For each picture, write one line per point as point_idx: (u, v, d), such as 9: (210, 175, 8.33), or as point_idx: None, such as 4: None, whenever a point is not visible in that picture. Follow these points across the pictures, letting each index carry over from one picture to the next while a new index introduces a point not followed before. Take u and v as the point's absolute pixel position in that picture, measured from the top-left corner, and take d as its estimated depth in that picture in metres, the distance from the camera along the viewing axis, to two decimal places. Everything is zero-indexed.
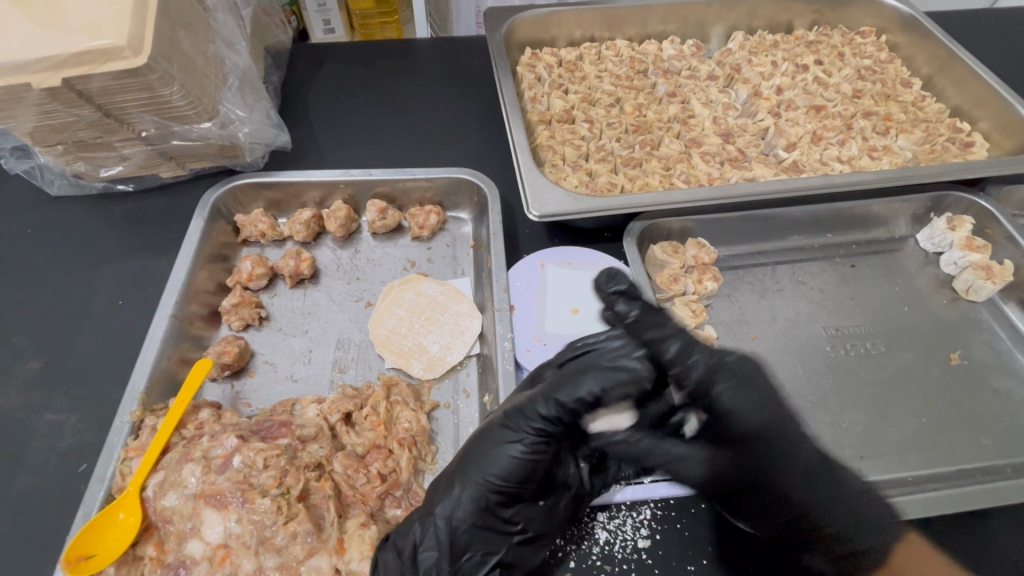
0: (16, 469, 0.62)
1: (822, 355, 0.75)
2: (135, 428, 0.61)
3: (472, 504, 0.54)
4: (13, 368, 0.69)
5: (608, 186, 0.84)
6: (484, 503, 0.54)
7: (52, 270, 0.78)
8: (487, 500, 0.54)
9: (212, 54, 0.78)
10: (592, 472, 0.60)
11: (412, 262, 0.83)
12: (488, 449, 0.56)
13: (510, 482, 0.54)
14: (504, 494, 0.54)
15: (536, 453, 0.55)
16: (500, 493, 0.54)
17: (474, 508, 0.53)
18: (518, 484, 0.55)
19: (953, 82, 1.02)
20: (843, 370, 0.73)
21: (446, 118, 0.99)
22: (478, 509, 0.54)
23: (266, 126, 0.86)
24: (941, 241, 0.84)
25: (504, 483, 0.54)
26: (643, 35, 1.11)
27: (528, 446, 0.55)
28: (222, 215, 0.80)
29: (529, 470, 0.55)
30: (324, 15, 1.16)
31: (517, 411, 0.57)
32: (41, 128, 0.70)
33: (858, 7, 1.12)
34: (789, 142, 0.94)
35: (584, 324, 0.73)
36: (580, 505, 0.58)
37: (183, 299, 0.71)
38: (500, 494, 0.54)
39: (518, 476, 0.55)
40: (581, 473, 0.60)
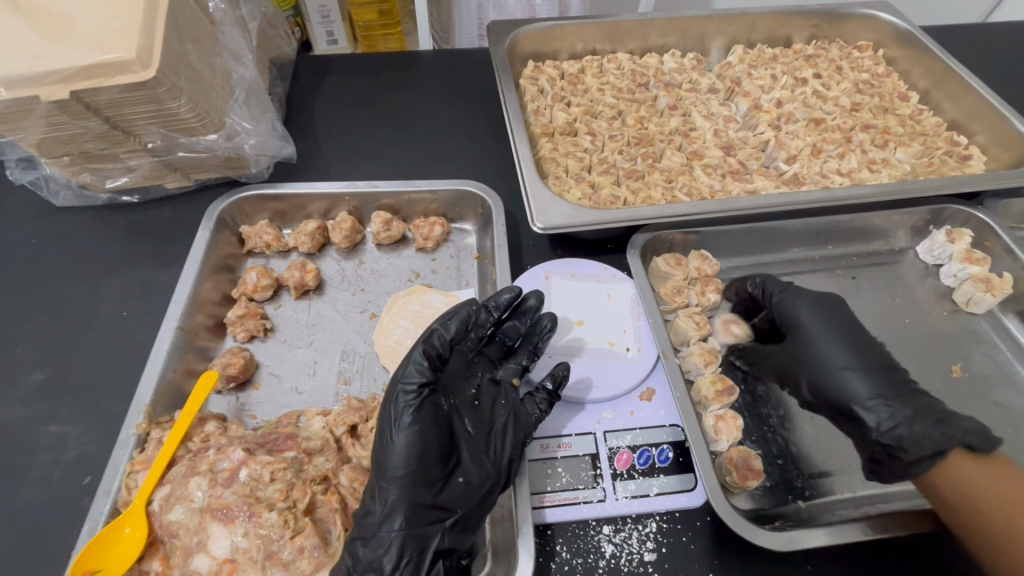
0: (20, 482, 0.61)
1: None
2: (141, 441, 0.61)
3: (391, 502, 0.52)
4: (17, 380, 0.68)
5: (611, 200, 0.85)
6: (401, 503, 0.52)
7: (58, 281, 0.78)
8: (405, 499, 0.52)
9: (219, 67, 0.79)
10: (499, 452, 0.58)
11: (416, 273, 0.83)
12: (383, 448, 0.54)
13: (414, 468, 0.53)
14: (416, 485, 0.53)
15: (421, 432, 0.54)
16: (417, 484, 0.53)
17: (398, 508, 0.52)
18: (425, 469, 0.53)
19: (950, 96, 1.03)
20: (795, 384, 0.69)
21: (450, 129, 1.00)
22: (396, 505, 0.52)
23: (271, 138, 0.87)
24: (941, 254, 0.85)
25: (409, 472, 0.53)
26: (644, 48, 1.13)
27: (404, 436, 0.53)
28: (227, 225, 0.81)
29: (428, 453, 0.54)
30: (328, 27, 1.17)
31: (389, 405, 0.55)
32: (48, 140, 0.70)
33: (855, 21, 1.13)
34: (790, 155, 0.95)
35: (589, 335, 0.73)
36: (497, 485, 0.57)
37: (189, 310, 0.71)
38: (414, 488, 0.53)
39: (411, 466, 0.53)
40: (490, 456, 0.58)
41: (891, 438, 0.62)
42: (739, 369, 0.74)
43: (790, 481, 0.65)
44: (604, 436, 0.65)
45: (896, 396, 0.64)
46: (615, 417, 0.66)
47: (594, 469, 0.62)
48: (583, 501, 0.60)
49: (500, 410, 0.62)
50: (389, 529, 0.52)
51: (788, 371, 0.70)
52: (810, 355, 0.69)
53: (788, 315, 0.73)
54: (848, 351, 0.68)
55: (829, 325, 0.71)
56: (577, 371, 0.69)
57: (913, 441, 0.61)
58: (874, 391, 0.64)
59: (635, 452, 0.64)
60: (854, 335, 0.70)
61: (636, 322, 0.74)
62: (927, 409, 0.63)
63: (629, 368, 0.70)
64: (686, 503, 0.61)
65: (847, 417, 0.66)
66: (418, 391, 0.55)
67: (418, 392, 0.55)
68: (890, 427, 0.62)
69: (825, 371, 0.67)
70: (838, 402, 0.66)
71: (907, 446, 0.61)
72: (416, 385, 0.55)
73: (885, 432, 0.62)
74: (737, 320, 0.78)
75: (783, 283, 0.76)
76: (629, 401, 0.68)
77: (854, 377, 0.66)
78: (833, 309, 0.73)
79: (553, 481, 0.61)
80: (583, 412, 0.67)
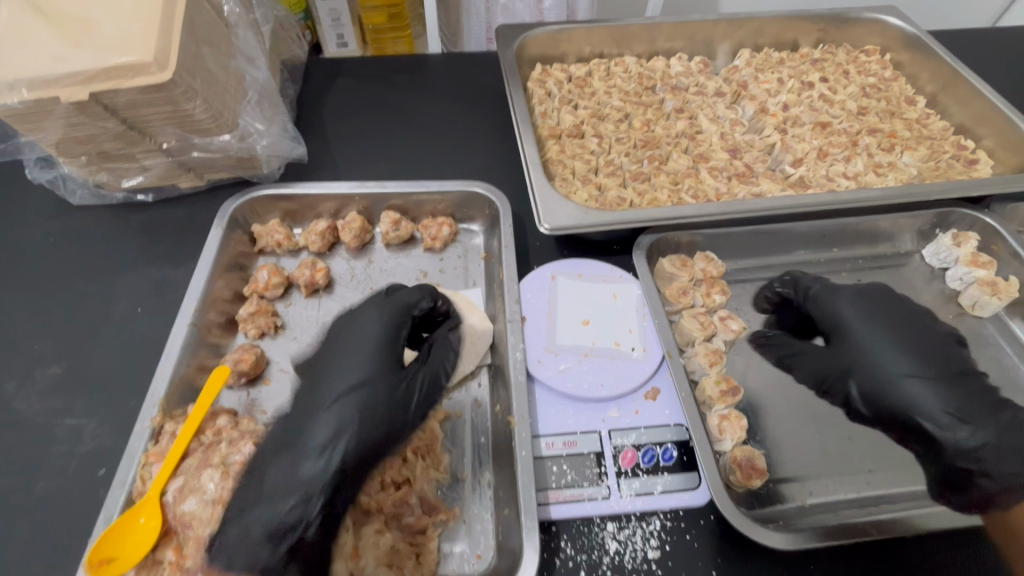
0: (37, 473, 0.63)
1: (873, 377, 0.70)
2: (155, 434, 0.62)
3: (299, 457, 0.54)
4: (35, 372, 0.70)
5: (617, 201, 0.87)
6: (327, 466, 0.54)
7: (73, 277, 0.79)
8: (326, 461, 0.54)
9: (233, 69, 0.81)
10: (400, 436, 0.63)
11: (424, 272, 0.84)
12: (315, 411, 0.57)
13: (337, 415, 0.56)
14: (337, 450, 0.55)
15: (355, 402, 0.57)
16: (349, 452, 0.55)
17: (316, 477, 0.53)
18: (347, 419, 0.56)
19: (957, 101, 1.03)
20: (871, 386, 0.69)
21: (457, 131, 1.01)
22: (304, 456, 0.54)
23: (283, 139, 0.88)
24: (947, 257, 0.85)
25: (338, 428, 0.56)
26: (651, 52, 1.14)
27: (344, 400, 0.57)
28: (239, 224, 0.82)
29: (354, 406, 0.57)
30: (338, 30, 1.19)
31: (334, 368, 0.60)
32: (66, 140, 0.72)
33: (862, 26, 1.14)
34: (796, 158, 0.95)
35: (595, 335, 0.74)
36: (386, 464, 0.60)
37: (201, 307, 0.72)
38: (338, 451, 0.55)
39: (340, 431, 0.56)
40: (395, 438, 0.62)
41: (971, 458, 0.63)
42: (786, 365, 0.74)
43: (795, 482, 0.65)
44: (609, 434, 0.66)
45: (970, 407, 0.66)
46: (620, 416, 0.67)
47: (599, 466, 0.63)
48: (587, 498, 0.61)
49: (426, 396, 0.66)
50: (292, 484, 0.52)
51: (833, 373, 0.71)
52: (860, 357, 0.72)
53: (832, 315, 0.76)
54: (905, 354, 0.71)
55: (880, 325, 0.74)
56: (581, 370, 0.70)
57: (998, 462, 0.63)
58: (942, 401, 0.67)
59: (640, 451, 0.64)
60: (920, 342, 0.72)
61: (642, 323, 0.75)
62: (1011, 424, 0.65)
63: (634, 368, 0.70)
64: (689, 501, 0.61)
65: (915, 429, 0.67)
66: (374, 345, 0.62)
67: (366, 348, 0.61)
68: (973, 445, 0.64)
69: (880, 374, 0.70)
70: (900, 412, 0.67)
71: (994, 474, 0.62)
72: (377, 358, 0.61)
73: (962, 451, 0.64)
74: (733, 316, 0.76)
75: (823, 282, 0.80)
76: (634, 401, 0.68)
77: (921, 385, 0.68)
78: (886, 302, 0.76)
79: (558, 479, 0.62)
80: (588, 411, 0.68)
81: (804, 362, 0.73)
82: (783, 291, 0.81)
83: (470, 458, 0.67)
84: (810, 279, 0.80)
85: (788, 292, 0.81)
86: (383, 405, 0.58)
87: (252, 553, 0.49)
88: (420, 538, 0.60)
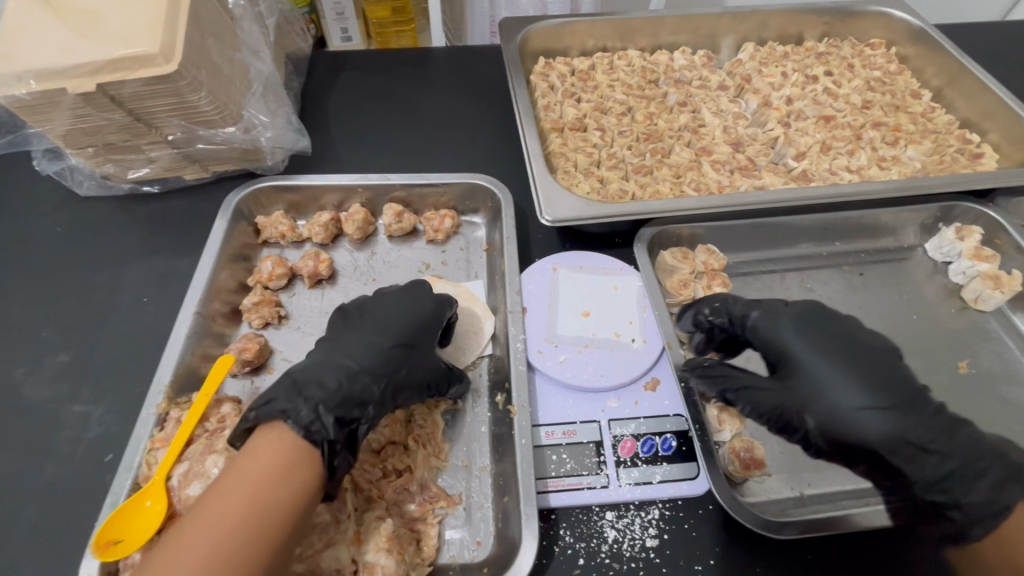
0: (45, 458, 0.64)
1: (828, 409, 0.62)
2: (160, 420, 0.63)
3: (356, 375, 0.60)
4: (43, 360, 0.71)
5: (618, 194, 0.87)
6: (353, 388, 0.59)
7: (80, 267, 0.80)
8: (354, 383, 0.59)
9: (238, 62, 0.82)
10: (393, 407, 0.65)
11: (427, 264, 0.85)
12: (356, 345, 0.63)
13: (390, 359, 0.63)
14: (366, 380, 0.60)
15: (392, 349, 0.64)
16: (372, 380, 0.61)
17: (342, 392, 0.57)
18: (396, 365, 0.63)
19: (963, 94, 1.02)
20: (826, 419, 0.61)
21: (460, 124, 1.01)
22: (361, 376, 0.60)
23: (287, 131, 0.89)
24: (950, 251, 0.85)
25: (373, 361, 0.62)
26: (655, 45, 1.13)
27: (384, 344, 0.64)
28: (243, 216, 0.83)
29: (402, 358, 0.64)
30: (342, 24, 1.19)
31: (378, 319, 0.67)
32: (74, 131, 0.73)
33: (868, 20, 1.13)
34: (799, 151, 0.95)
35: (595, 327, 0.74)
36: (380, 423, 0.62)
37: (206, 297, 0.73)
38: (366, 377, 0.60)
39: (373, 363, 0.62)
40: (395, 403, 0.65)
41: (940, 490, 0.58)
42: (736, 400, 0.65)
43: (794, 471, 0.65)
44: (609, 424, 0.66)
45: (931, 431, 0.59)
46: (619, 407, 0.68)
47: (599, 455, 0.64)
48: (586, 487, 0.61)
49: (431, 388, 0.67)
50: (347, 390, 0.58)
51: (785, 410, 0.63)
52: (809, 392, 0.63)
53: (775, 344, 0.67)
54: (857, 383, 0.62)
55: (827, 352, 0.65)
56: (581, 360, 0.70)
57: (967, 492, 0.57)
58: (903, 432, 0.59)
59: (639, 440, 0.65)
60: (868, 364, 0.64)
61: (642, 314, 0.75)
62: (971, 443, 0.59)
63: (634, 359, 0.71)
64: (688, 491, 0.62)
65: (878, 463, 0.60)
66: (425, 308, 0.69)
67: (419, 313, 0.68)
68: (940, 477, 0.58)
69: (834, 410, 0.61)
70: (861, 447, 0.60)
71: (966, 506, 0.57)
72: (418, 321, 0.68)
73: (930, 484, 0.58)
74: None
75: (759, 305, 0.70)
76: (634, 391, 0.69)
77: (878, 417, 0.60)
78: (827, 324, 0.67)
79: (557, 467, 0.63)
80: (588, 401, 0.68)
81: (758, 397, 0.64)
82: (714, 320, 0.72)
83: (470, 446, 0.67)
84: (739, 306, 0.71)
85: (720, 322, 0.72)
86: (407, 363, 0.64)
87: (321, 431, 0.53)
88: (419, 525, 0.60)
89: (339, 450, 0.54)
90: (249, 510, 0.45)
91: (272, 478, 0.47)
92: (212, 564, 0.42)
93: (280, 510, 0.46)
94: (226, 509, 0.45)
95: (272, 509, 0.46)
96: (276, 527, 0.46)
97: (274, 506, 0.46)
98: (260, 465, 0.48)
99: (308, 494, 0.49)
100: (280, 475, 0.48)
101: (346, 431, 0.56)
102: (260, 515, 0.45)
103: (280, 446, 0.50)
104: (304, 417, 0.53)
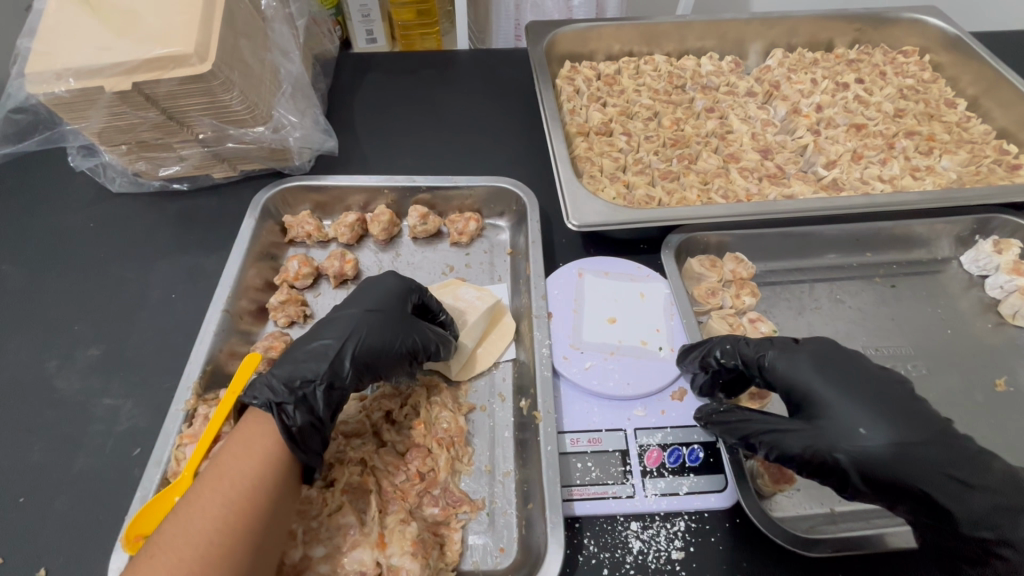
0: (76, 450, 0.65)
1: (867, 448, 0.53)
2: (189, 416, 0.64)
3: (313, 348, 0.62)
4: (75, 353, 0.72)
5: (645, 200, 0.86)
6: (310, 360, 0.62)
7: (111, 262, 0.82)
8: (309, 356, 0.62)
9: (269, 62, 0.83)
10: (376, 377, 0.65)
11: (451, 266, 0.85)
12: (322, 325, 0.66)
13: (348, 324, 0.65)
14: (321, 353, 0.62)
15: (351, 321, 0.65)
16: (328, 352, 0.62)
17: (293, 364, 0.61)
18: (354, 328, 0.64)
19: (1000, 104, 1.00)
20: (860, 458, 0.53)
21: (485, 128, 1.01)
22: (316, 346, 0.63)
23: (314, 132, 0.90)
24: (987, 264, 0.83)
25: (329, 334, 0.64)
26: (681, 50, 1.13)
27: (344, 319, 0.66)
28: (271, 215, 0.84)
29: (360, 327, 0.64)
30: (368, 25, 1.20)
31: (350, 300, 0.69)
32: (109, 129, 0.74)
33: (900, 26, 1.11)
34: (829, 160, 0.93)
35: (621, 334, 0.73)
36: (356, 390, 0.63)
37: (234, 294, 0.73)
38: (321, 349, 0.62)
39: (331, 335, 0.64)
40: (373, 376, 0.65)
41: (988, 527, 0.51)
42: (759, 446, 0.57)
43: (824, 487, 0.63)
44: (635, 433, 0.65)
45: (971, 463, 0.52)
46: (645, 416, 0.67)
47: (624, 465, 0.63)
48: (611, 496, 0.61)
49: (417, 355, 0.67)
50: (298, 362, 0.61)
51: (815, 450, 0.54)
52: (838, 431, 0.55)
53: (796, 384, 0.60)
54: (888, 419, 0.54)
55: (849, 388, 0.57)
56: (607, 367, 0.70)
57: (1016, 527, 0.51)
58: (948, 467, 0.52)
59: (666, 450, 0.64)
60: (892, 395, 0.56)
61: (669, 322, 0.74)
62: (1008, 474, 0.53)
63: (662, 367, 0.70)
64: (715, 503, 0.60)
65: (924, 505, 0.53)
66: (393, 285, 0.70)
67: (387, 287, 0.70)
68: (986, 513, 0.51)
69: (869, 449, 0.53)
70: (909, 489, 0.52)
71: (1018, 543, 0.50)
72: (382, 295, 0.68)
73: (975, 522, 0.51)
74: (763, 319, 0.76)
75: (771, 342, 0.64)
76: (661, 400, 0.68)
77: (916, 452, 0.52)
78: (847, 358, 0.60)
79: (583, 476, 0.62)
80: (614, 409, 0.67)
81: (784, 441, 0.56)
82: (726, 362, 0.64)
83: (495, 452, 0.67)
84: (751, 346, 0.64)
85: (731, 364, 0.64)
86: (367, 330, 0.64)
87: (268, 397, 0.58)
88: (443, 530, 0.61)
89: (290, 411, 0.57)
90: (219, 487, 0.50)
91: (236, 454, 0.53)
92: (189, 536, 0.46)
93: (248, 480, 0.51)
94: (199, 490, 0.49)
95: (241, 481, 0.51)
96: (248, 496, 0.50)
97: (242, 476, 0.51)
98: (227, 450, 0.53)
99: (275, 465, 0.54)
100: (243, 454, 0.53)
101: (300, 394, 0.59)
102: (231, 490, 0.50)
103: (244, 431, 0.56)
104: (259, 390, 0.59)
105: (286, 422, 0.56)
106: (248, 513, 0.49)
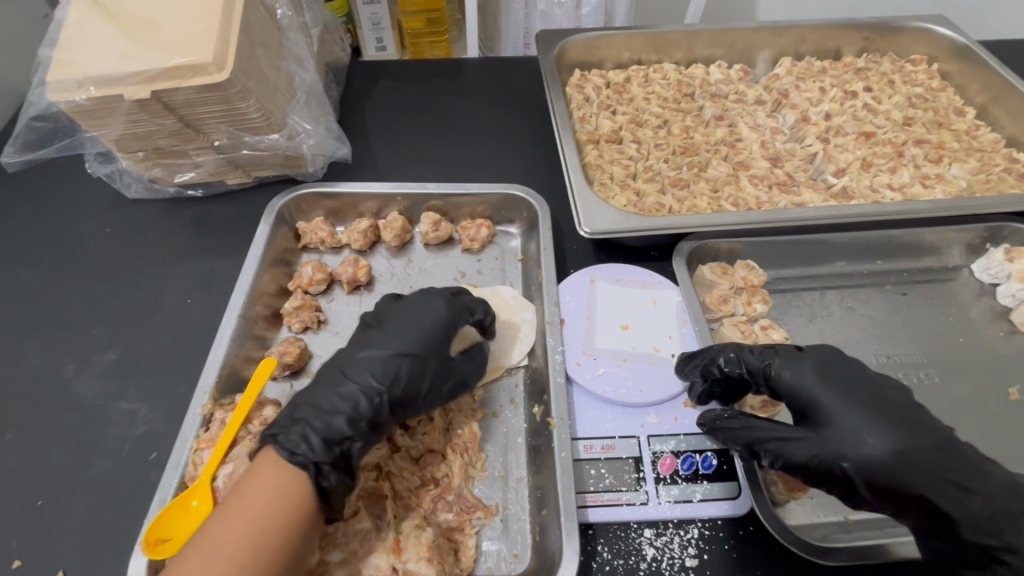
0: (93, 454, 0.65)
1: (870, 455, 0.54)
2: (205, 421, 0.64)
3: (350, 397, 0.60)
4: (92, 357, 0.73)
5: (656, 207, 0.87)
6: (348, 411, 0.58)
7: (126, 268, 0.82)
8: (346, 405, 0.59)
9: (284, 70, 0.84)
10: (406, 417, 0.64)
11: (462, 273, 0.85)
12: (356, 368, 0.62)
13: (387, 367, 0.62)
14: (359, 403, 0.59)
15: (391, 363, 0.62)
16: (366, 400, 0.60)
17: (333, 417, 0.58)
18: (393, 373, 0.62)
19: (1008, 112, 1.00)
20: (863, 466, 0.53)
21: (496, 135, 1.02)
22: (354, 394, 0.60)
23: (327, 139, 0.90)
24: (998, 273, 0.83)
25: (368, 380, 0.61)
26: (689, 59, 1.13)
27: (382, 359, 0.63)
28: (285, 221, 0.84)
29: (401, 372, 0.62)
30: (378, 34, 1.21)
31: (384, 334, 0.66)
32: (126, 136, 0.75)
33: (909, 35, 1.12)
34: (839, 168, 0.94)
35: (634, 341, 0.74)
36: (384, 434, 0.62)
37: (249, 300, 0.74)
38: (360, 398, 0.59)
39: (371, 383, 0.61)
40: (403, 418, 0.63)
41: (991, 532, 0.52)
42: (762, 453, 0.57)
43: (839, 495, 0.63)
44: (648, 440, 0.65)
45: (970, 468, 0.53)
46: (659, 423, 0.67)
47: (638, 472, 0.63)
48: (625, 503, 0.61)
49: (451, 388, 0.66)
50: (335, 416, 0.58)
51: (821, 460, 0.55)
52: (845, 439, 0.55)
53: (801, 394, 0.60)
54: (889, 426, 0.55)
55: (852, 397, 0.57)
56: (620, 374, 0.70)
57: (1017, 532, 0.51)
58: (947, 472, 0.53)
59: (679, 458, 0.64)
60: (889, 402, 0.57)
61: (681, 329, 0.75)
62: (1008, 481, 0.54)
63: (674, 375, 0.70)
64: (729, 511, 0.60)
65: (926, 510, 0.54)
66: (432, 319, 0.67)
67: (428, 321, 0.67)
68: (989, 517, 0.52)
69: (875, 457, 0.53)
70: (912, 495, 0.53)
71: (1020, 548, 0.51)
72: (422, 333, 0.66)
73: (977, 527, 0.52)
74: (775, 326, 0.76)
75: (774, 350, 0.63)
76: (673, 407, 0.68)
77: (917, 458, 0.53)
78: (849, 366, 0.60)
79: (597, 483, 0.62)
80: (626, 416, 0.68)
81: (788, 449, 0.56)
82: (729, 371, 0.63)
83: (508, 457, 0.67)
84: (755, 355, 0.63)
85: (735, 373, 0.63)
86: (406, 374, 0.62)
87: (305, 454, 0.54)
88: (457, 536, 0.61)
89: (327, 471, 0.54)
90: (241, 514, 0.49)
91: (266, 481, 0.51)
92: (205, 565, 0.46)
93: (270, 510, 0.50)
94: (220, 521, 0.49)
95: (263, 512, 0.49)
96: (266, 529, 0.49)
97: (266, 506, 0.50)
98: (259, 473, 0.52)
99: (300, 502, 0.51)
100: (271, 481, 0.52)
101: (337, 452, 0.56)
102: (253, 522, 0.49)
103: (260, 463, 0.53)
104: (294, 440, 0.55)
105: (323, 483, 0.54)
106: (262, 545, 0.48)
